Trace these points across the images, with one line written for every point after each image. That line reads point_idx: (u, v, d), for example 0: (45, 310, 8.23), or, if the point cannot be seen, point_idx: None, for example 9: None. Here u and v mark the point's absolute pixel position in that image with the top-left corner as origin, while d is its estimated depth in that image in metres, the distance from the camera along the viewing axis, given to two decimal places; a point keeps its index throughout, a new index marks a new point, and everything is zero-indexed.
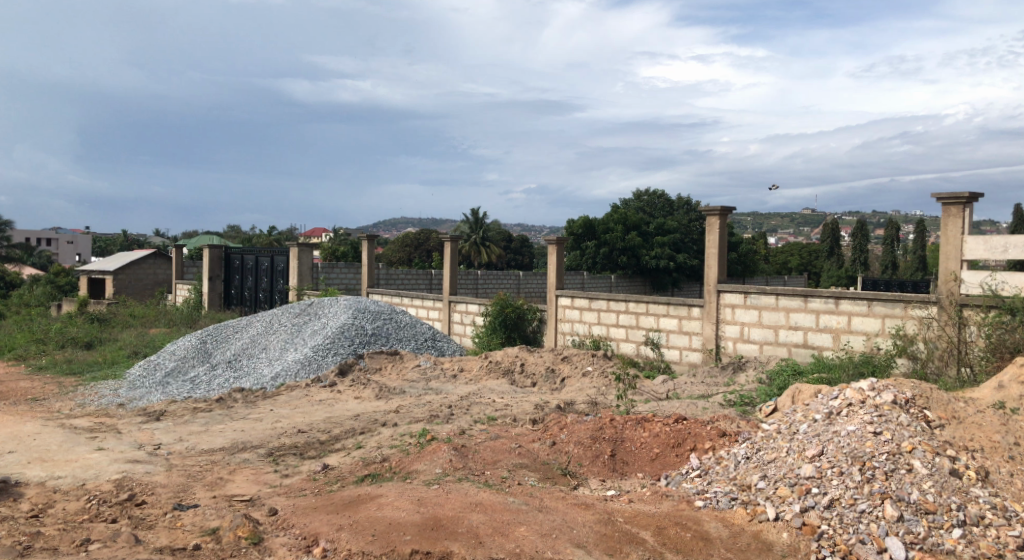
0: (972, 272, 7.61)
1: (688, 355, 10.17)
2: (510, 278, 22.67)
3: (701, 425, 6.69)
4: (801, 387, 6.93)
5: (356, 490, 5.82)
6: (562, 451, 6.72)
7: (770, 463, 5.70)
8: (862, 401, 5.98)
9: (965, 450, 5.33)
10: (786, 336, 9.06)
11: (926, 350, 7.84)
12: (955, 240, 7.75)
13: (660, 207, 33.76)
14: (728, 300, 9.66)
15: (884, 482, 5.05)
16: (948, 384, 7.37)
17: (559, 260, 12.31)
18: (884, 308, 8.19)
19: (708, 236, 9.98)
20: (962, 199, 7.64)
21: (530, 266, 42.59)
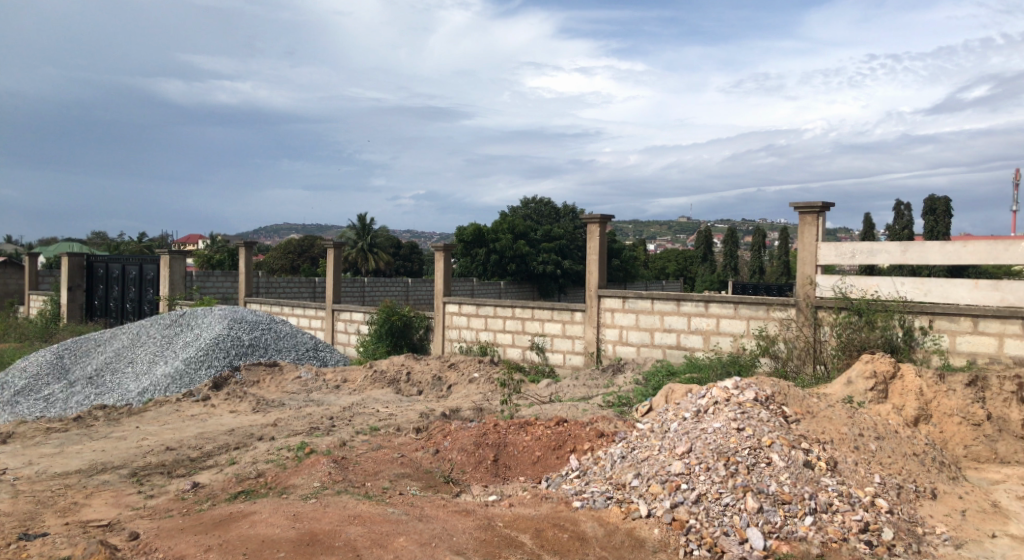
0: (825, 276, 8.21)
1: (571, 359, 10.42)
2: (397, 285, 22.47)
3: (580, 427, 6.86)
4: (673, 387, 7.23)
5: (226, 508, 5.59)
6: (445, 458, 6.73)
7: (644, 461, 5.92)
8: (727, 399, 6.30)
9: (817, 442, 5.74)
10: (661, 338, 9.44)
11: (786, 350, 8.35)
12: (811, 246, 8.32)
13: (547, 215, 34.42)
14: (609, 305, 9.97)
15: (747, 476, 5.34)
16: (805, 381, 7.90)
17: (446, 266, 12.31)
18: (748, 310, 8.68)
19: (589, 243, 10.29)
20: (815, 208, 8.26)
21: (418, 274, 42.33)
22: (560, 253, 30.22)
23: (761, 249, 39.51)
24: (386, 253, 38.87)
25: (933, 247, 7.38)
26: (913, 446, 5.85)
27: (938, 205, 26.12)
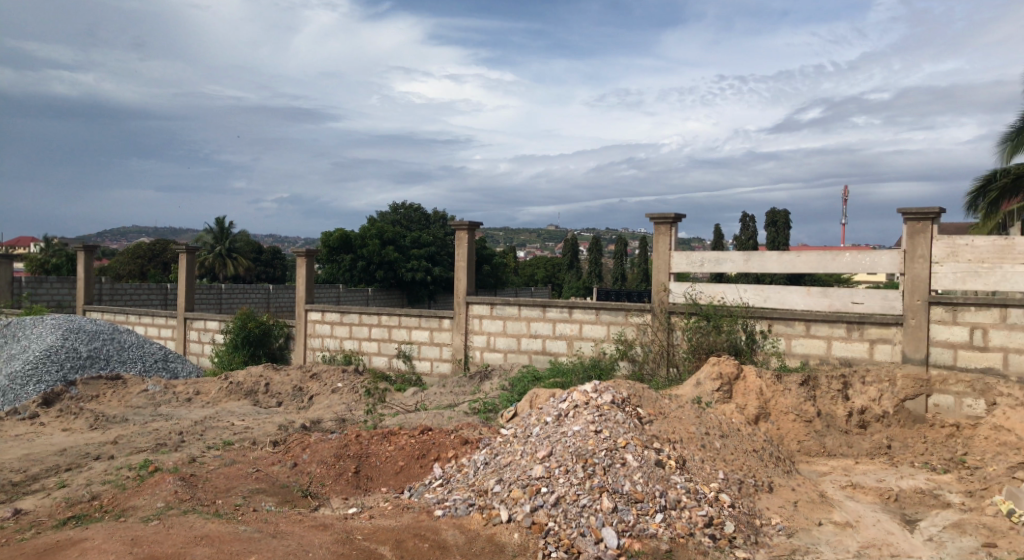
0: (678, 283, 8.64)
1: (438, 366, 10.38)
2: (258, 292, 21.58)
3: (444, 435, 6.83)
4: (537, 392, 7.35)
5: (53, 536, 5.11)
6: (304, 472, 6.51)
7: (506, 466, 5.97)
8: (586, 402, 6.48)
9: (668, 442, 6.02)
10: (527, 344, 9.58)
11: (642, 353, 8.73)
12: (665, 254, 8.73)
13: (417, 221, 34.22)
14: (476, 311, 10.01)
15: (603, 477, 5.50)
16: (659, 383, 8.27)
17: (309, 272, 11.92)
18: (609, 316, 8.98)
19: (457, 250, 10.31)
20: (669, 219, 8.68)
21: (281, 280, 40.84)
22: (429, 260, 30.07)
23: (623, 257, 41.08)
24: (246, 259, 37.15)
25: (772, 256, 7.91)
26: (753, 443, 6.26)
27: (779, 217, 28.18)
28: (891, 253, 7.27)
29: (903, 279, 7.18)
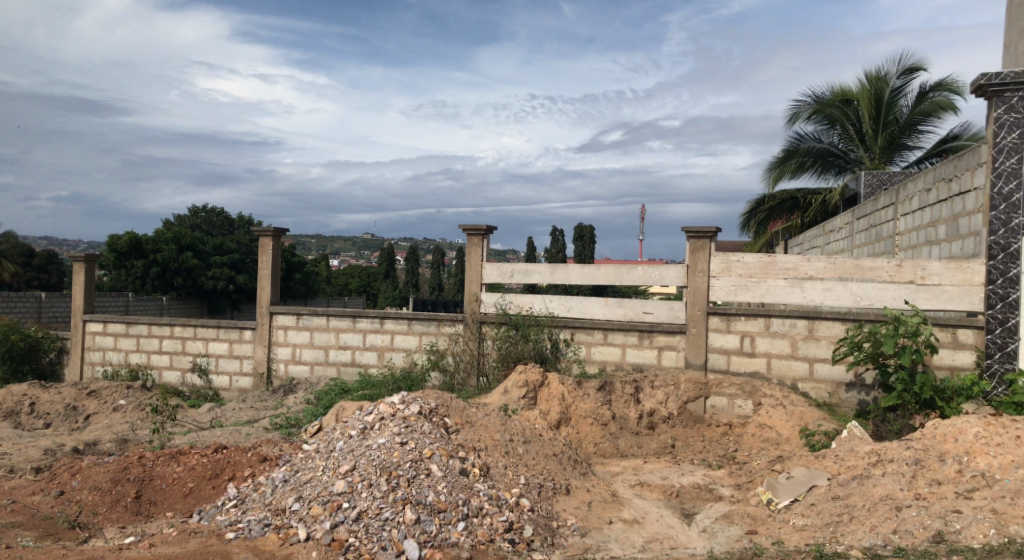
0: (489, 294, 8.79)
1: (238, 381, 9.79)
2: (27, 301, 19.21)
3: (241, 453, 6.44)
4: (344, 405, 7.14)
5: None
6: (73, 501, 5.86)
7: (306, 483, 5.73)
8: (393, 414, 6.38)
9: (473, 450, 6.09)
10: (336, 356, 9.31)
11: (453, 363, 8.79)
12: (477, 265, 8.87)
13: (219, 226, 32.21)
14: (281, 322, 9.57)
15: (406, 489, 5.42)
16: (468, 393, 8.35)
17: (89, 279, 10.80)
18: (421, 326, 8.96)
19: (261, 257, 9.82)
20: (481, 230, 8.83)
21: (57, 287, 36.68)
22: (233, 267, 28.37)
23: (438, 267, 41.28)
24: (14, 263, 33.00)
25: (575, 268, 8.29)
26: (553, 447, 6.50)
27: (585, 232, 29.72)
28: (676, 267, 7.89)
29: (686, 291, 7.83)
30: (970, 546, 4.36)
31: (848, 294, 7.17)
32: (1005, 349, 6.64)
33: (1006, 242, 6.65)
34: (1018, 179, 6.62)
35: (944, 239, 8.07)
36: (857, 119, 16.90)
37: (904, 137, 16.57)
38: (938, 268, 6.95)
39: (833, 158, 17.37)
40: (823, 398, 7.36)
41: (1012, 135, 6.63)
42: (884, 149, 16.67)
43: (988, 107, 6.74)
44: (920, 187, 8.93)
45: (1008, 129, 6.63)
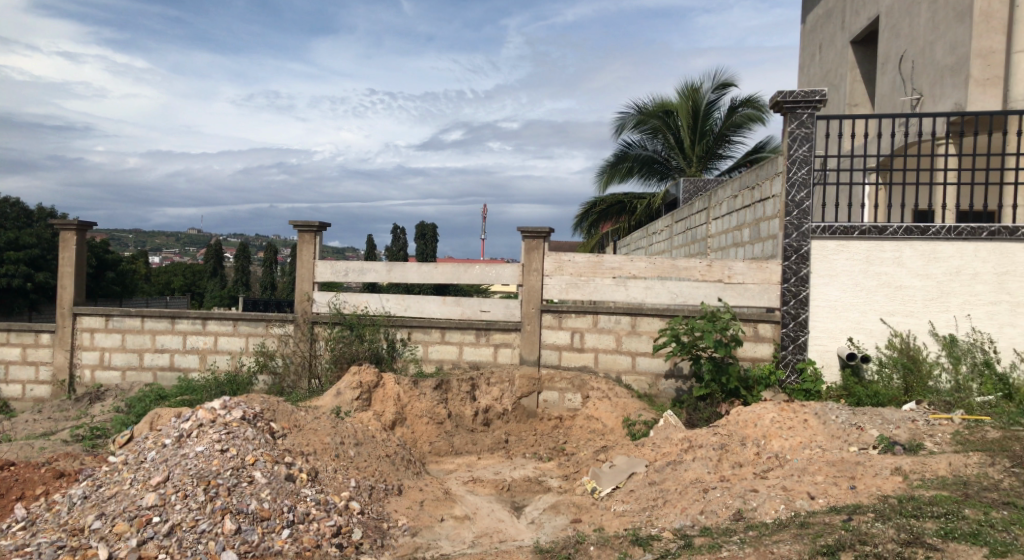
0: (321, 292, 8.52)
1: (33, 390, 8.86)
2: None
3: (32, 470, 5.81)
4: (159, 412, 6.64)
5: None
6: None
7: (110, 499, 5.28)
8: (212, 420, 6.01)
9: (300, 455, 5.89)
10: (151, 360, 8.64)
11: (283, 365, 8.44)
12: (309, 263, 8.57)
13: (14, 218, 28.93)
14: (86, 324, 8.75)
15: (226, 498, 5.13)
16: (299, 396, 8.05)
17: None
18: (248, 327, 8.53)
19: (62, 253, 8.93)
20: (313, 227, 8.54)
21: None
22: (31, 264, 25.60)
23: (272, 265, 39.51)
24: None
25: (411, 267, 8.22)
26: (386, 448, 6.40)
27: (427, 231, 29.61)
28: (511, 266, 8.07)
29: (521, 289, 8.02)
30: (764, 521, 4.72)
31: (666, 292, 7.70)
32: (797, 341, 7.29)
33: (798, 244, 7.29)
34: (807, 188, 7.33)
35: (748, 241, 8.84)
36: (677, 129, 18.10)
37: (718, 147, 17.96)
38: (742, 268, 7.58)
39: (656, 165, 18.51)
40: (644, 389, 7.80)
41: (803, 148, 7.35)
42: (701, 159, 18.00)
43: (783, 122, 7.45)
44: (729, 193, 9.72)
45: (799, 142, 7.35)
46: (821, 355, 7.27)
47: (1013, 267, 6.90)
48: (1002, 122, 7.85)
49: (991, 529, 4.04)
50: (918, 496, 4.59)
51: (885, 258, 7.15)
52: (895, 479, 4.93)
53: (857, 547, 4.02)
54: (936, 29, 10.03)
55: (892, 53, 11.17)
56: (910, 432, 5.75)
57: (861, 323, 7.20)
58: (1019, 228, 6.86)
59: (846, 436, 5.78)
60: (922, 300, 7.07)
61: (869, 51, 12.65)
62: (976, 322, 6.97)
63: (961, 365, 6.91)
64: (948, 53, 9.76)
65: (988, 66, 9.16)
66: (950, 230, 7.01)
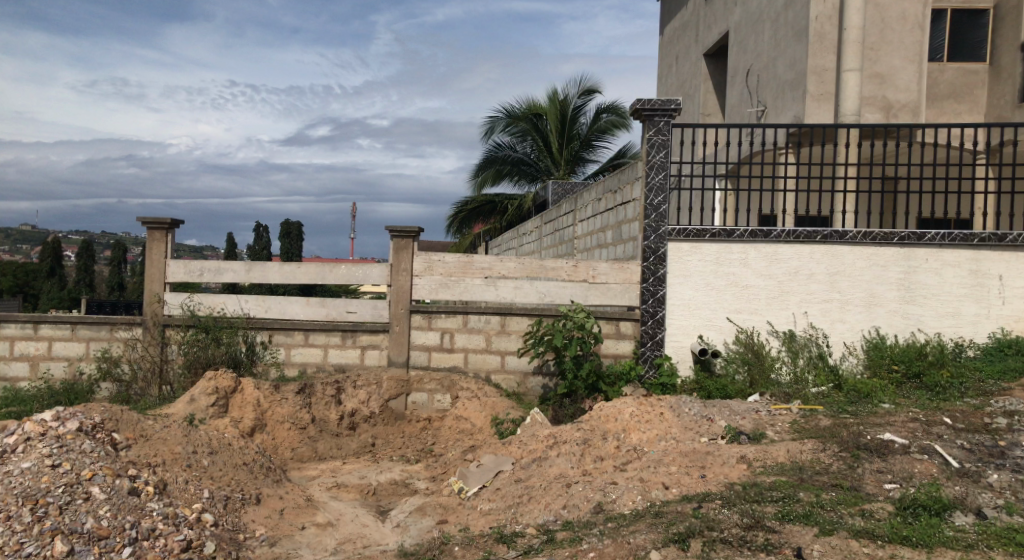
0: (173, 294, 8.04)
1: None
2: None
3: None
4: None
5: None
6: None
7: None
8: (43, 434, 5.50)
9: (146, 467, 5.50)
10: None
11: (130, 372, 7.86)
12: (159, 263, 8.06)
13: None
14: None
15: (57, 518, 4.71)
16: (147, 404, 7.53)
17: None
18: (88, 331, 7.90)
19: None
20: (164, 224, 8.04)
21: None
22: None
23: (120, 264, 36.80)
24: None
25: (273, 267, 7.88)
26: (244, 456, 6.10)
27: (293, 229, 28.58)
28: (379, 266, 7.92)
29: (389, 290, 7.90)
30: (622, 513, 4.89)
31: (534, 292, 7.83)
32: (655, 338, 7.62)
33: (656, 246, 7.63)
34: (665, 192, 7.68)
35: (611, 242, 9.15)
36: (546, 133, 18.48)
37: (584, 151, 18.50)
38: (605, 269, 7.84)
39: (525, 167, 18.77)
40: (512, 388, 7.87)
41: (660, 154, 7.70)
42: (568, 163, 18.45)
43: (643, 128, 7.78)
44: (594, 196, 10.02)
45: (657, 148, 7.69)
46: (676, 351, 7.64)
47: (842, 268, 7.52)
48: (834, 134, 8.57)
49: (821, 509, 4.39)
50: (760, 482, 4.91)
51: (733, 259, 7.62)
52: (740, 467, 5.25)
53: (705, 533, 4.24)
54: (778, 46, 10.81)
55: (740, 67, 11.94)
56: (754, 422, 6.15)
57: (711, 320, 7.63)
58: (847, 232, 7.49)
59: (698, 427, 6.11)
60: (765, 298, 7.59)
61: (720, 65, 13.46)
62: (811, 318, 7.55)
63: (798, 358, 7.46)
64: (788, 69, 10.54)
65: (822, 83, 9.98)
66: (789, 234, 7.57)
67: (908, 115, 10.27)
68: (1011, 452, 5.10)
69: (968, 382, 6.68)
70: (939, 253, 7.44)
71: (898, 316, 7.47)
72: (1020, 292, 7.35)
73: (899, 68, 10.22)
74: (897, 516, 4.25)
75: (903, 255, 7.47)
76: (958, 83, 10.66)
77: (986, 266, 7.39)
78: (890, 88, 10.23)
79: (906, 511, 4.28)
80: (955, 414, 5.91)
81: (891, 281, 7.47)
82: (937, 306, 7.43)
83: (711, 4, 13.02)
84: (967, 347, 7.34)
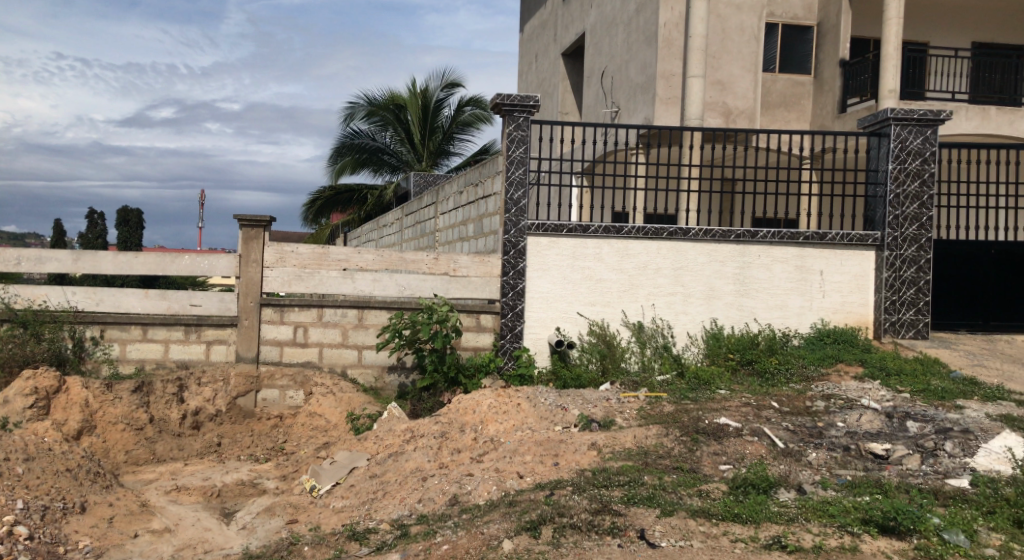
0: None
1: None
2: None
3: None
4: None
5: None
6: None
7: None
8: None
9: None
10: None
11: None
12: None
13: None
14: None
15: None
16: None
17: None
18: None
19: None
20: None
21: None
22: None
23: None
24: None
25: (104, 256, 7.28)
26: (67, 461, 5.60)
27: (131, 217, 26.42)
28: (227, 256, 7.50)
29: (239, 282, 7.51)
30: (476, 503, 4.92)
31: (393, 284, 7.72)
32: (513, 330, 7.73)
33: (516, 240, 7.74)
34: (524, 187, 7.79)
35: (472, 236, 9.19)
36: (407, 124, 18.29)
37: (445, 144, 18.46)
38: (466, 262, 7.86)
39: (386, 157, 18.46)
40: (369, 383, 7.69)
41: (520, 149, 7.81)
42: (430, 155, 18.34)
43: (502, 123, 7.86)
44: (456, 189, 10.03)
45: (517, 144, 7.80)
46: (534, 343, 7.80)
47: (686, 263, 7.97)
48: (680, 136, 9.05)
49: (663, 491, 4.63)
50: (608, 467, 5.12)
51: (588, 254, 7.86)
52: (590, 453, 5.44)
53: (556, 520, 4.35)
54: (630, 49, 11.27)
55: (595, 68, 12.35)
56: (605, 410, 6.39)
57: (567, 313, 7.84)
58: (690, 229, 7.93)
59: (552, 416, 6.26)
60: (616, 292, 7.89)
61: (577, 65, 13.86)
62: (658, 311, 7.94)
63: (646, 348, 7.83)
64: (639, 73, 11.03)
65: (670, 87, 10.52)
66: (640, 230, 7.90)
67: (745, 121, 11.03)
68: (827, 432, 5.61)
69: (792, 368, 7.28)
70: (770, 249, 8.04)
71: (734, 308, 8.01)
72: (837, 285, 8.08)
73: (737, 76, 10.96)
74: (729, 495, 4.55)
75: (739, 252, 8.01)
76: (787, 93, 11.57)
77: (809, 262, 8.07)
78: (729, 95, 10.95)
79: (737, 490, 4.60)
80: (781, 399, 6.43)
81: (728, 275, 8.00)
82: (768, 298, 8.03)
83: (569, 4, 13.37)
84: (793, 336, 7.98)
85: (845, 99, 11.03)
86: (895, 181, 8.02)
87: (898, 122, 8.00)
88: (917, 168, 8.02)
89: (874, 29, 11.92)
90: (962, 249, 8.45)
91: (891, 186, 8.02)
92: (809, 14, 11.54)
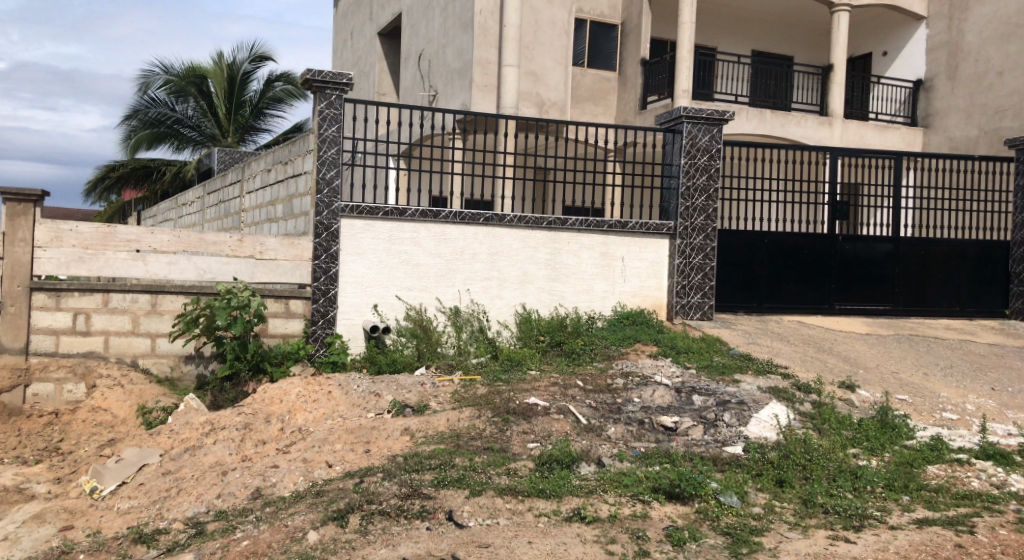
0: None
1: None
2: None
3: None
4: None
5: None
6: None
7: None
8: None
9: None
10: None
11: None
12: None
13: None
14: None
15: None
16: None
17: None
18: None
19: None
20: None
21: None
22: None
23: None
24: None
25: None
26: None
27: None
28: None
29: (2, 263, 6.62)
30: (281, 495, 4.71)
31: (191, 268, 7.16)
32: (325, 316, 7.47)
33: (328, 222, 7.47)
34: (337, 167, 7.54)
35: (281, 217, 8.77)
36: (212, 96, 17.08)
37: (255, 120, 17.48)
38: (274, 244, 7.47)
39: (187, 130, 17.12)
40: (164, 373, 7.11)
41: (332, 128, 7.54)
42: (237, 130, 17.26)
43: (313, 100, 7.54)
44: (263, 166, 9.50)
45: (329, 122, 7.52)
46: (348, 329, 7.59)
47: (500, 248, 8.13)
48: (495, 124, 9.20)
49: (473, 472, 4.70)
50: (420, 452, 5.11)
51: (405, 238, 7.79)
52: (402, 438, 5.40)
53: (364, 507, 4.26)
54: (446, 34, 11.26)
55: (412, 50, 12.22)
56: (419, 395, 6.36)
57: (383, 297, 7.72)
58: (505, 215, 8.10)
59: (364, 403, 6.15)
60: (433, 276, 7.90)
61: (393, 45, 13.63)
62: (473, 295, 8.05)
63: (462, 332, 7.92)
64: (455, 58, 11.06)
65: (486, 75, 10.64)
66: (455, 215, 7.94)
67: (557, 112, 11.43)
68: (625, 408, 5.98)
69: (596, 348, 7.69)
70: (578, 237, 8.41)
71: (545, 292, 8.30)
72: (637, 271, 8.64)
73: (549, 68, 11.32)
74: (535, 472, 4.71)
75: (550, 238, 8.31)
76: (595, 88, 12.14)
77: (613, 249, 8.54)
78: (541, 86, 11.28)
79: (543, 466, 4.77)
80: (586, 377, 6.76)
81: (540, 260, 8.27)
82: (575, 283, 8.41)
83: None
84: (598, 319, 8.42)
85: (645, 96, 11.76)
86: (686, 175, 8.69)
87: (690, 120, 8.66)
88: (706, 164, 8.74)
89: (671, 32, 12.80)
90: (743, 239, 9.35)
91: (684, 179, 8.67)
92: (615, 13, 12.15)
